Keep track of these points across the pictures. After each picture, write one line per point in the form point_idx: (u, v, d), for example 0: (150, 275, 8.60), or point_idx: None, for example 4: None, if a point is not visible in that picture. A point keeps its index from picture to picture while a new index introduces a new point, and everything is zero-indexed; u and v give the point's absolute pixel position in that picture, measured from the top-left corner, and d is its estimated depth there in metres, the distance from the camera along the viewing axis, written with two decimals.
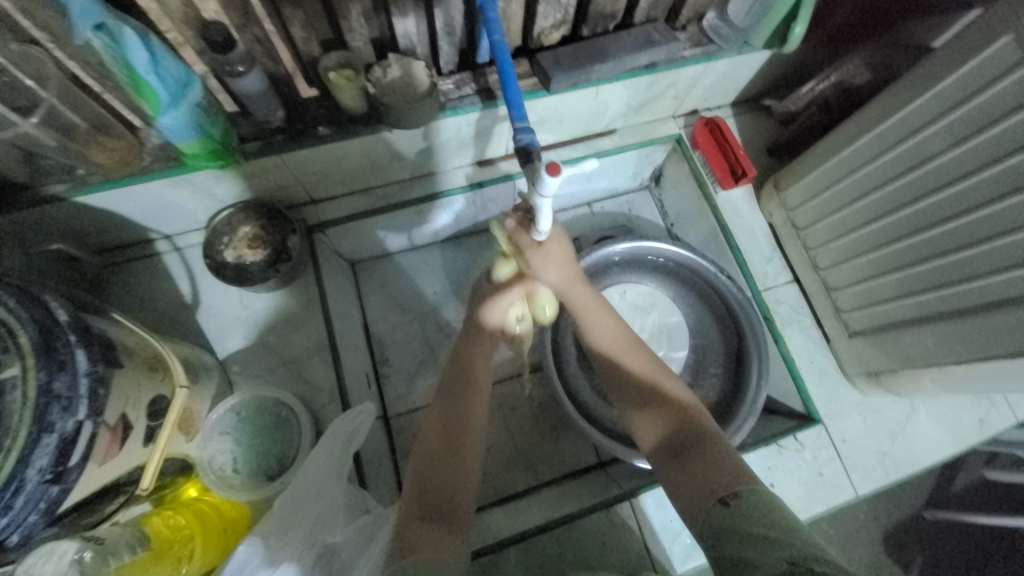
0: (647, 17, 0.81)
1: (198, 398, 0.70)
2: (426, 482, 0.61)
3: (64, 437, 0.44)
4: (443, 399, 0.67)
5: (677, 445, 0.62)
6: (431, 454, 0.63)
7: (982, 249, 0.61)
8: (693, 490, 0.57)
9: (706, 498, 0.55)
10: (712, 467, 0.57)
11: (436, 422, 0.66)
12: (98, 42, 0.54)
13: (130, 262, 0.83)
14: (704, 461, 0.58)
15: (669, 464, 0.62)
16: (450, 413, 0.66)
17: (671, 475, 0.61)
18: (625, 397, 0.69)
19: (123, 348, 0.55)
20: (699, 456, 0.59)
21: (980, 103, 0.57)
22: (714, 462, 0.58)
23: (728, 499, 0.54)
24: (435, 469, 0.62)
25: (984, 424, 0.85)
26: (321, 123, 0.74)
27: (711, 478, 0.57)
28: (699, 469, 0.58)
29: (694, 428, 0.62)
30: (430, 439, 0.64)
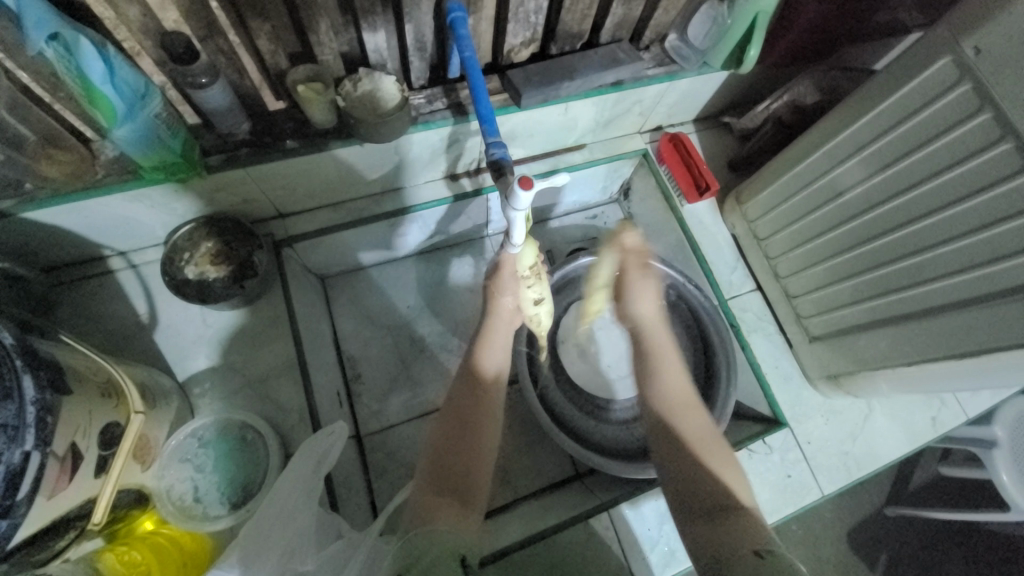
0: (613, 37, 0.84)
1: (156, 423, 0.66)
2: (441, 466, 0.63)
3: (10, 469, 0.41)
4: (455, 406, 0.68)
5: (712, 507, 0.56)
6: (446, 441, 0.65)
7: (925, 257, 0.66)
8: (725, 544, 0.51)
9: (738, 549, 0.49)
10: (747, 527, 0.52)
11: (456, 398, 0.68)
12: (51, 53, 0.52)
13: (80, 280, 0.78)
14: (738, 521, 0.53)
15: (698, 522, 0.56)
16: (462, 421, 0.66)
17: (699, 530, 0.54)
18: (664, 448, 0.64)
19: (73, 373, 0.51)
20: (733, 518, 0.53)
21: (920, 122, 0.62)
22: (745, 526, 0.52)
23: (763, 552, 0.47)
24: (453, 442, 0.65)
25: (937, 423, 0.90)
26: (289, 136, 0.72)
27: (742, 534, 0.51)
28: (733, 527, 0.52)
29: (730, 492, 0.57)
30: (450, 413, 0.67)
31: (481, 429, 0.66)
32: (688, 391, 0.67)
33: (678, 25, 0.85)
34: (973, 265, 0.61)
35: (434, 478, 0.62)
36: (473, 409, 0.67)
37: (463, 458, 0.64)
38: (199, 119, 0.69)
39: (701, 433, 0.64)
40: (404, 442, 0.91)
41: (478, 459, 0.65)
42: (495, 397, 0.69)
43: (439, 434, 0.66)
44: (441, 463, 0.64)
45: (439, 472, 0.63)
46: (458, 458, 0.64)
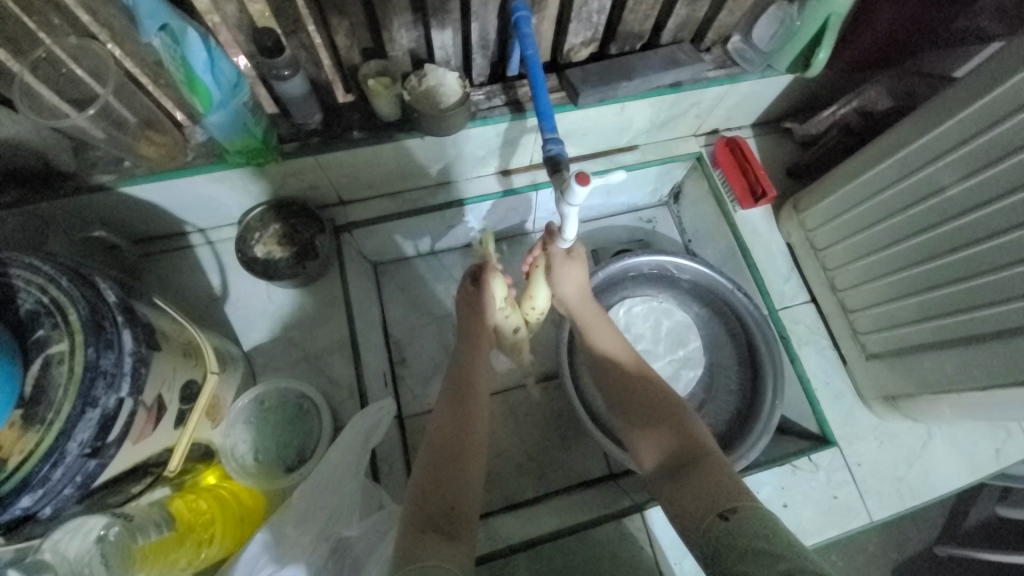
0: (674, 38, 0.84)
1: (225, 386, 0.72)
2: (427, 493, 0.59)
3: (106, 413, 0.46)
4: (440, 426, 0.66)
5: (679, 466, 0.61)
6: (431, 470, 0.61)
7: (1002, 276, 0.62)
8: (695, 502, 0.56)
9: (705, 514, 0.54)
10: (711, 484, 0.56)
11: (442, 424, 0.66)
12: (159, 42, 0.58)
13: (164, 253, 0.86)
14: (704, 479, 0.57)
15: (670, 483, 0.61)
16: (452, 437, 0.64)
17: (671, 491, 0.60)
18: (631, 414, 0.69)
19: (161, 332, 0.57)
20: (699, 475, 0.58)
21: (1000, 134, 0.59)
22: (710, 481, 0.57)
23: (727, 514, 0.52)
24: (441, 470, 0.61)
25: (1001, 455, 0.84)
26: (356, 127, 0.77)
27: (707, 492, 0.56)
28: (699, 485, 0.57)
29: (696, 449, 0.62)
30: (437, 440, 0.65)
31: (467, 450, 0.64)
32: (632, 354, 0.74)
33: (743, 26, 0.83)
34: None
35: (419, 515, 0.56)
36: (459, 422, 0.66)
37: (452, 479, 0.60)
38: (277, 109, 0.75)
39: (658, 391, 0.70)
40: None
41: (467, 483, 0.61)
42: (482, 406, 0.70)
43: (427, 462, 0.62)
44: (427, 489, 0.59)
45: (427, 503, 0.58)
46: (446, 491, 0.59)
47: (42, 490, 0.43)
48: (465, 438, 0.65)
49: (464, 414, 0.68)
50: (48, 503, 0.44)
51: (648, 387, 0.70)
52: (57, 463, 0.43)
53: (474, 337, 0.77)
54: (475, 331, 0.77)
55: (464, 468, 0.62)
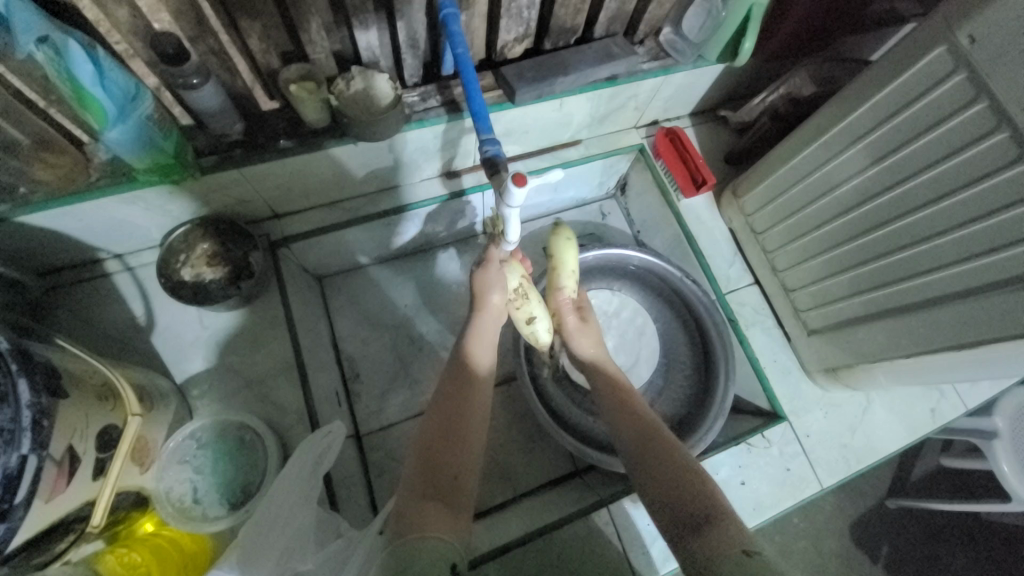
0: (607, 31, 0.84)
1: (153, 426, 0.66)
2: (429, 471, 0.58)
3: (8, 471, 0.41)
4: (440, 411, 0.64)
5: (693, 513, 0.54)
6: (431, 451, 0.60)
7: (923, 248, 0.66)
8: (712, 547, 0.49)
9: (728, 549, 0.47)
10: (732, 528, 0.50)
11: (443, 404, 0.65)
12: (41, 56, 0.51)
13: (76, 284, 0.78)
14: (722, 523, 0.51)
15: (682, 530, 0.53)
16: (448, 421, 0.63)
17: (685, 542, 0.52)
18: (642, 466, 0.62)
19: (69, 376, 0.51)
20: (714, 519, 0.52)
21: (916, 111, 0.62)
22: (730, 525, 0.51)
23: (751, 551, 0.46)
24: (438, 456, 0.59)
25: (936, 414, 0.90)
26: (282, 136, 0.72)
27: (728, 537, 0.49)
28: (718, 531, 0.50)
29: (708, 495, 0.56)
30: (435, 422, 0.63)
31: (464, 432, 0.63)
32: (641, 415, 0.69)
33: (672, 18, 0.84)
34: (977, 252, 0.60)
35: (421, 484, 0.56)
36: (457, 406, 0.65)
37: (449, 463, 0.59)
38: (192, 121, 0.69)
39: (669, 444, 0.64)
40: (404, 439, 0.91)
41: (462, 463, 0.60)
42: (485, 387, 0.69)
43: (426, 441, 0.61)
44: (425, 471, 0.58)
45: (426, 478, 0.57)
46: (445, 469, 0.58)
47: None
48: (462, 416, 0.64)
49: (460, 395, 0.66)
50: None
51: (653, 439, 0.65)
52: None
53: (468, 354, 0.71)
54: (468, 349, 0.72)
55: (460, 450, 0.61)
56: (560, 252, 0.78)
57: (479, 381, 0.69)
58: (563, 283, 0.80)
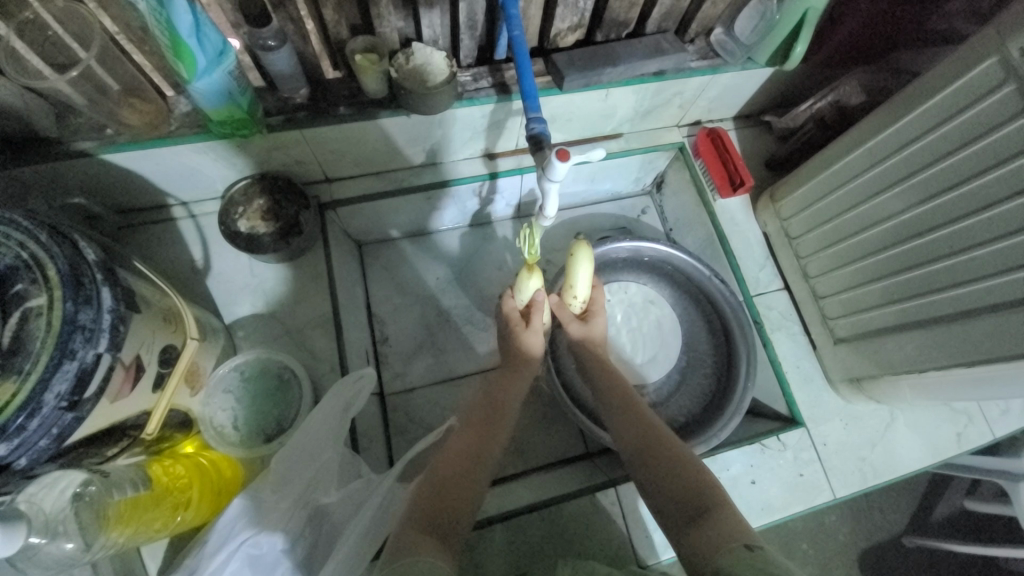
0: (658, 28, 0.86)
1: (205, 355, 0.72)
2: (440, 492, 0.59)
3: (83, 367, 0.46)
4: (458, 438, 0.66)
5: (694, 510, 0.58)
6: (442, 472, 0.62)
7: (960, 260, 0.65)
8: (710, 542, 0.52)
9: (727, 543, 0.51)
10: (728, 524, 0.54)
11: (465, 436, 0.66)
12: (143, 4, 0.56)
13: (146, 225, 0.86)
14: (719, 518, 0.55)
15: (685, 524, 0.57)
16: (469, 446, 0.65)
17: (689, 535, 0.55)
18: (640, 448, 0.67)
19: (142, 297, 0.57)
20: (714, 515, 0.55)
21: (964, 121, 0.62)
22: (728, 521, 0.54)
23: (752, 545, 0.50)
24: (447, 479, 0.61)
25: (961, 438, 0.88)
26: (342, 103, 0.77)
27: (725, 529, 0.53)
28: (715, 526, 0.54)
29: (708, 492, 0.59)
30: (453, 446, 0.65)
31: (482, 466, 0.64)
32: (633, 397, 0.74)
33: (725, 19, 0.86)
34: (1017, 266, 0.59)
35: (427, 502, 0.58)
36: (481, 439, 0.66)
37: (453, 493, 0.60)
38: (264, 82, 0.75)
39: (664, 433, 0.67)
40: (424, 404, 0.95)
41: (473, 484, 0.62)
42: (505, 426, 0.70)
43: (438, 462, 0.63)
44: (433, 489, 0.60)
45: (433, 499, 0.59)
46: (450, 493, 0.60)
47: (17, 439, 0.43)
48: (481, 445, 0.65)
49: (480, 425, 0.68)
50: (25, 453, 0.44)
51: (653, 432, 0.68)
52: (33, 414, 0.43)
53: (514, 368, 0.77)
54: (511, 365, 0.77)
55: (469, 475, 0.62)
56: (572, 271, 0.79)
57: (501, 420, 0.70)
58: (573, 287, 0.81)
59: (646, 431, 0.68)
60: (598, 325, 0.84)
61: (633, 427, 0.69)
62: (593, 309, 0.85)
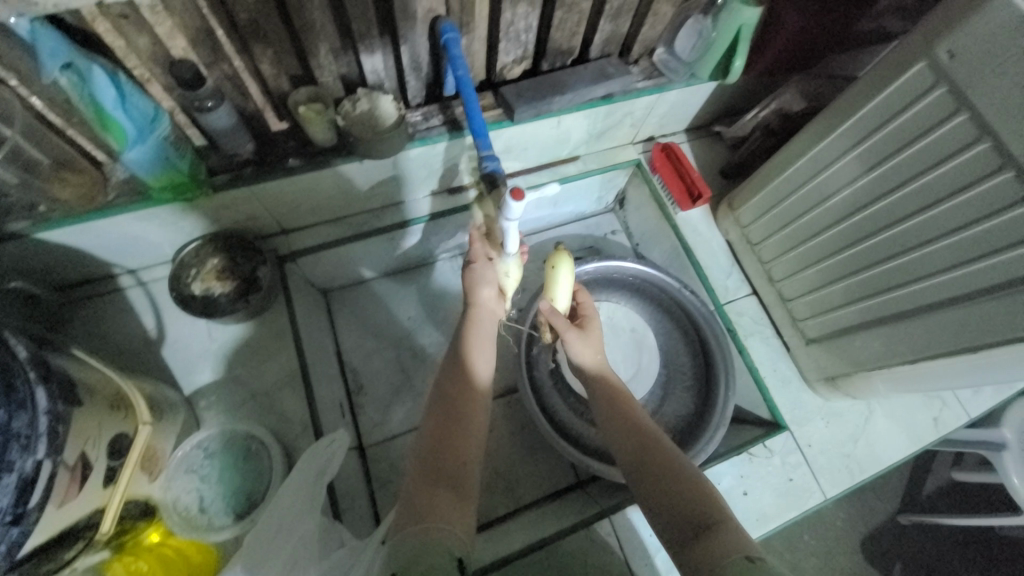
0: (602, 52, 0.87)
1: (163, 435, 0.68)
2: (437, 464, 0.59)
3: (23, 477, 0.43)
4: (433, 426, 0.63)
5: (696, 521, 0.55)
6: (441, 442, 0.61)
7: (916, 256, 0.67)
8: (712, 552, 0.50)
9: (730, 555, 0.48)
10: (733, 537, 0.51)
11: (453, 398, 0.66)
12: (64, 82, 0.55)
13: (91, 298, 0.81)
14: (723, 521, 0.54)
15: (687, 529, 0.55)
16: (461, 412, 0.64)
17: (690, 551, 0.52)
18: (637, 459, 0.64)
19: (84, 386, 0.53)
20: (717, 518, 0.54)
21: (899, 125, 0.64)
22: (733, 525, 0.53)
23: (755, 557, 0.47)
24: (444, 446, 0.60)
25: (938, 423, 0.90)
26: (290, 155, 0.75)
27: (728, 542, 0.50)
28: (718, 536, 0.52)
29: (712, 506, 0.56)
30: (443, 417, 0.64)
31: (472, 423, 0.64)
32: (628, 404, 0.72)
33: (665, 39, 0.87)
34: (971, 257, 0.61)
35: (428, 475, 0.58)
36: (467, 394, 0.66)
37: (450, 459, 0.59)
38: (205, 141, 0.72)
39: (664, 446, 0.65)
40: (406, 452, 0.92)
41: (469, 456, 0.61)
42: (483, 404, 0.67)
43: (433, 442, 0.61)
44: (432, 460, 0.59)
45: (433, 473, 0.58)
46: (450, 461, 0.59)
47: None
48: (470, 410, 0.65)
49: (458, 402, 0.66)
50: None
51: (653, 444, 0.65)
52: None
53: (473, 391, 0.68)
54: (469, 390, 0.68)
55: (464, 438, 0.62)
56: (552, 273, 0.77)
57: (474, 395, 0.67)
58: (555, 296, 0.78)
59: (642, 441, 0.66)
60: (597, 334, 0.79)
61: (629, 437, 0.67)
62: (587, 319, 0.81)
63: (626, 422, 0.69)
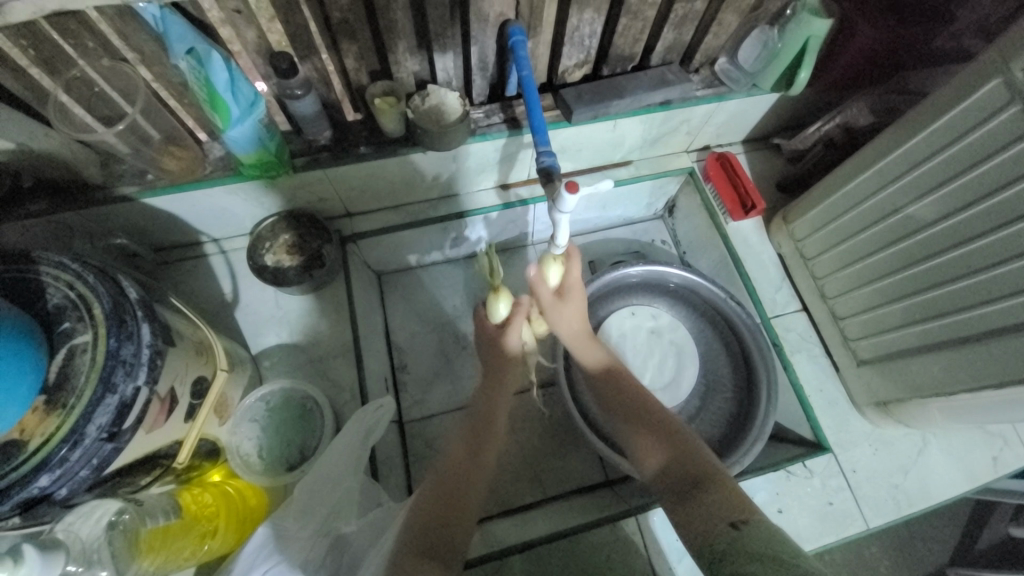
0: (663, 60, 0.89)
1: (233, 386, 0.75)
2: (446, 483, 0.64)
3: (123, 400, 0.49)
4: (455, 445, 0.70)
5: (691, 484, 0.63)
6: (455, 458, 0.67)
7: (982, 279, 0.64)
8: (706, 516, 0.57)
9: (719, 520, 0.56)
10: (723, 501, 0.58)
11: (466, 429, 0.72)
12: (185, 64, 0.62)
13: (180, 261, 0.91)
14: (716, 496, 0.59)
15: (682, 502, 0.62)
16: (473, 438, 0.70)
17: (685, 511, 0.60)
18: (639, 428, 0.72)
19: (176, 332, 0.61)
20: (711, 491, 0.60)
21: (974, 140, 0.62)
22: (725, 498, 0.59)
23: (739, 522, 0.54)
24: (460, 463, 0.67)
25: (998, 462, 0.84)
26: (362, 143, 0.82)
27: (720, 508, 0.57)
28: (710, 499, 0.59)
29: (705, 469, 0.64)
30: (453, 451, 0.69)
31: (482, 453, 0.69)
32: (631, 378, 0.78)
33: (729, 48, 0.88)
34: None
35: (436, 491, 0.63)
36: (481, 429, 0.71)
37: (455, 484, 0.64)
38: (290, 126, 0.80)
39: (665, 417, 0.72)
40: (442, 432, 0.96)
41: (477, 482, 0.66)
42: (498, 433, 0.73)
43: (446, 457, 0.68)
44: (439, 488, 0.63)
45: (444, 484, 0.64)
46: (457, 481, 0.64)
47: (59, 470, 0.45)
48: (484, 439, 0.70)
49: (479, 429, 0.72)
50: (64, 484, 0.47)
51: (654, 414, 0.72)
52: (76, 444, 0.46)
53: (499, 376, 0.76)
54: (495, 390, 0.75)
55: (476, 462, 0.67)
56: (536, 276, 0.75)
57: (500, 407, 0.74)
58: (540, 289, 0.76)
59: (642, 412, 0.73)
60: (579, 301, 0.76)
61: (631, 412, 0.74)
62: (569, 287, 0.75)
63: (632, 399, 0.75)
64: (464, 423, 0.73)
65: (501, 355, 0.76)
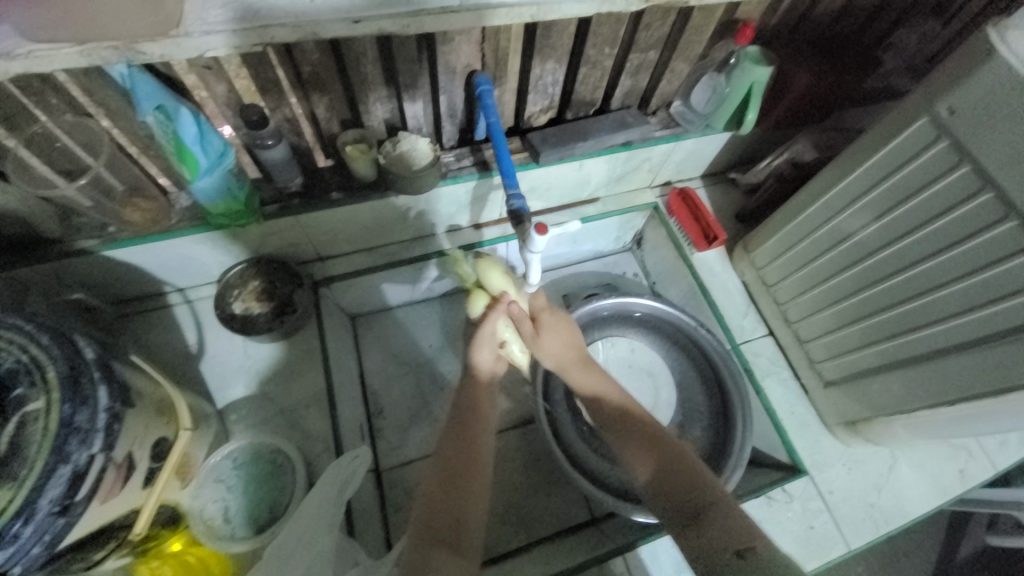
0: (622, 104, 0.94)
1: (197, 445, 0.71)
2: (434, 515, 0.62)
3: (77, 469, 0.46)
4: (441, 464, 0.67)
5: (691, 505, 0.62)
6: (438, 489, 0.65)
7: (929, 300, 0.69)
8: (709, 543, 0.57)
9: (723, 550, 0.55)
10: (725, 525, 0.58)
11: (449, 448, 0.69)
12: (153, 120, 0.62)
13: (142, 313, 0.87)
14: (717, 518, 0.59)
15: (682, 526, 0.61)
16: (456, 458, 0.68)
17: (686, 535, 0.60)
18: (633, 444, 0.71)
19: (136, 391, 0.58)
20: (710, 516, 0.59)
21: (908, 173, 0.67)
22: (724, 522, 0.58)
23: (744, 553, 0.54)
24: (442, 492, 0.65)
25: (965, 475, 0.88)
26: (334, 189, 0.82)
27: (723, 534, 0.57)
28: (711, 523, 0.59)
29: (704, 490, 0.63)
30: (432, 487, 0.66)
31: (469, 474, 0.67)
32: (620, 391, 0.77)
33: (682, 93, 0.94)
34: (996, 298, 0.61)
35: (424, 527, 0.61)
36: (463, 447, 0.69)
37: (447, 514, 0.62)
38: (260, 174, 0.80)
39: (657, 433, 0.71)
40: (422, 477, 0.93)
41: (472, 505, 0.64)
42: (485, 439, 0.72)
43: (426, 492, 0.65)
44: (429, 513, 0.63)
45: (428, 520, 0.62)
46: (447, 512, 0.63)
47: (10, 548, 0.42)
48: (468, 455, 0.68)
49: (464, 451, 0.69)
50: (18, 562, 0.43)
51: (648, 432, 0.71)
52: (27, 521, 0.43)
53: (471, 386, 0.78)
54: (476, 387, 0.77)
55: (466, 488, 0.65)
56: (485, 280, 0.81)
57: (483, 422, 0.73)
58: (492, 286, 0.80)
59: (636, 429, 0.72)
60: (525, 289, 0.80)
61: (623, 431, 0.73)
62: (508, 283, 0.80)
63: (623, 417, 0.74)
64: (443, 434, 0.72)
65: (476, 371, 0.78)
